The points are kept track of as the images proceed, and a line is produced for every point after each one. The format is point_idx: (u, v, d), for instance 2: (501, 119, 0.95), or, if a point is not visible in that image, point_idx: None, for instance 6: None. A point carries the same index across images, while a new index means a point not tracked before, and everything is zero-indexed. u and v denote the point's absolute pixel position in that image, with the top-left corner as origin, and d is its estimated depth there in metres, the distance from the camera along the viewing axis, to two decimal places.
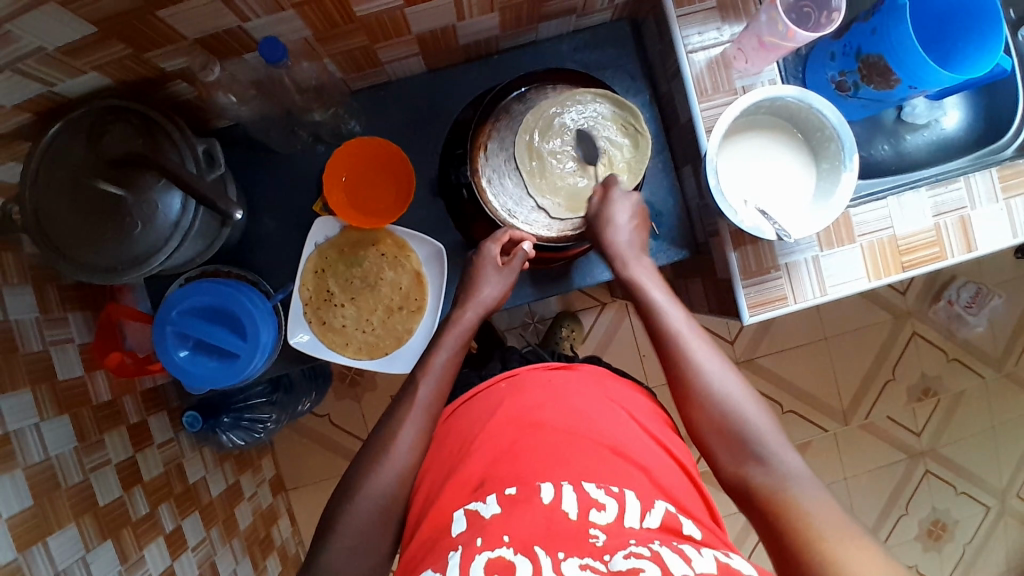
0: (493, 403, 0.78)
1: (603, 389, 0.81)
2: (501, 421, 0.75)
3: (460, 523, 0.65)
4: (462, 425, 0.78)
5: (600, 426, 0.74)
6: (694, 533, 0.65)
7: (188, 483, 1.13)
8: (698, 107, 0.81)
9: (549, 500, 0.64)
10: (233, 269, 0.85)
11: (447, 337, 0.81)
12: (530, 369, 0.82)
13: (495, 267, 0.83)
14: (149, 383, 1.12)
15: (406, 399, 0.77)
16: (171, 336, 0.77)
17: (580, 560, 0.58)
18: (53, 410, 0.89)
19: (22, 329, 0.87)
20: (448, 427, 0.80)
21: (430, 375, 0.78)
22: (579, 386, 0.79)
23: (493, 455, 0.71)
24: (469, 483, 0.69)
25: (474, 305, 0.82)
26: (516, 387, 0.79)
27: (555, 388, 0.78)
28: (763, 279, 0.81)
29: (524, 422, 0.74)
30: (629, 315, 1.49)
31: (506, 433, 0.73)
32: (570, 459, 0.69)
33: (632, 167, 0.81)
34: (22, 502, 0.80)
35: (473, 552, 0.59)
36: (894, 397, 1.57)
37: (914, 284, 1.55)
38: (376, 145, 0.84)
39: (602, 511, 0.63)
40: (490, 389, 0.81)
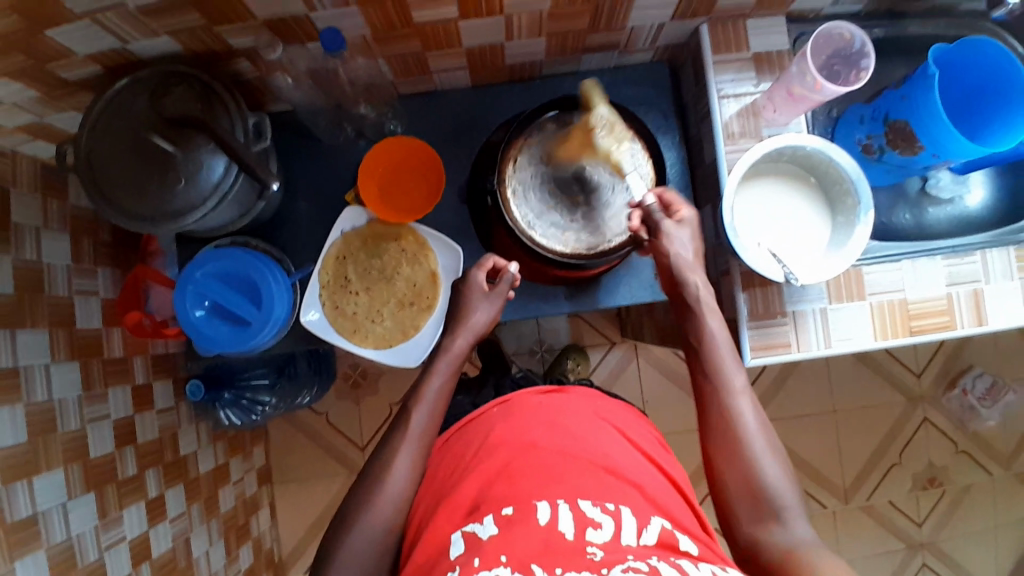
0: (487, 429, 0.78)
1: (595, 408, 0.81)
2: (497, 443, 0.75)
3: (458, 545, 0.64)
4: (460, 447, 0.78)
5: (595, 447, 0.74)
6: (691, 548, 0.64)
7: (179, 454, 1.14)
8: (724, 148, 0.84)
9: (546, 519, 0.64)
10: (260, 243, 0.88)
11: (439, 363, 0.82)
12: (524, 394, 0.82)
13: (482, 292, 0.85)
14: (161, 348, 1.14)
15: (400, 427, 0.78)
16: (189, 294, 0.80)
17: (578, 574, 0.57)
18: (65, 356, 0.93)
19: (51, 272, 0.92)
20: (448, 448, 0.80)
21: (424, 403, 0.79)
22: (575, 409, 0.80)
23: (485, 477, 0.71)
24: (463, 506, 0.69)
25: (466, 331, 0.84)
26: (509, 412, 0.79)
27: (548, 410, 0.79)
28: (768, 323, 0.82)
29: (520, 444, 0.74)
30: (637, 357, 1.49)
31: (499, 454, 0.73)
32: (568, 481, 0.68)
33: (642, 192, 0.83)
34: (16, 437, 0.83)
35: (470, 573, 0.59)
36: (898, 481, 1.52)
37: (929, 367, 1.53)
38: (413, 145, 0.87)
39: (598, 529, 0.63)
40: (484, 414, 0.81)
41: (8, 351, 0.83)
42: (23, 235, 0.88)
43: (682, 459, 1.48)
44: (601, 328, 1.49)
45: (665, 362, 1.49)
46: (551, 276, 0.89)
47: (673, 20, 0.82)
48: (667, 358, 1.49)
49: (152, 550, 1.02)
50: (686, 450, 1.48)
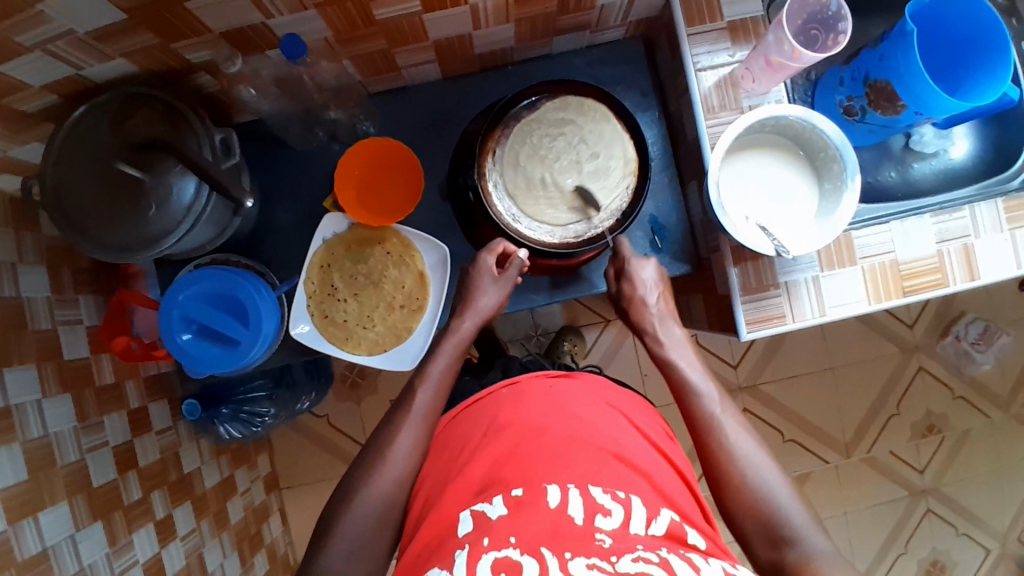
0: (494, 412, 0.77)
1: (601, 395, 0.80)
2: (505, 426, 0.73)
3: (467, 524, 0.64)
4: (464, 430, 0.77)
5: (604, 431, 0.73)
6: (699, 541, 0.64)
7: (183, 473, 1.14)
8: (705, 122, 0.82)
9: (556, 504, 0.63)
10: (240, 259, 0.86)
11: (445, 345, 0.83)
12: (532, 377, 0.81)
13: (491, 277, 0.84)
14: (153, 370, 1.13)
15: (406, 404, 0.78)
16: (176, 318, 0.78)
17: (587, 560, 0.56)
18: (56, 389, 0.91)
19: (32, 306, 0.90)
20: (453, 430, 0.79)
21: (429, 382, 0.80)
22: (583, 395, 0.79)
23: (492, 458, 0.70)
24: (470, 487, 0.68)
25: (472, 314, 0.84)
26: (516, 394, 0.78)
27: (556, 395, 0.78)
28: (761, 296, 0.81)
29: (529, 427, 0.73)
30: (633, 333, 1.49)
31: (506, 436, 0.72)
32: (576, 464, 0.68)
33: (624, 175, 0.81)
34: (16, 476, 0.82)
35: (479, 552, 0.58)
36: (898, 431, 1.54)
37: (922, 317, 1.54)
38: (386, 144, 0.85)
39: (607, 516, 0.63)
40: (491, 395, 0.79)
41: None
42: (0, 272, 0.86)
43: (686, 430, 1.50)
44: (594, 307, 1.48)
45: None
46: (541, 265, 0.89)
47: None
48: None
49: (166, 569, 1.02)
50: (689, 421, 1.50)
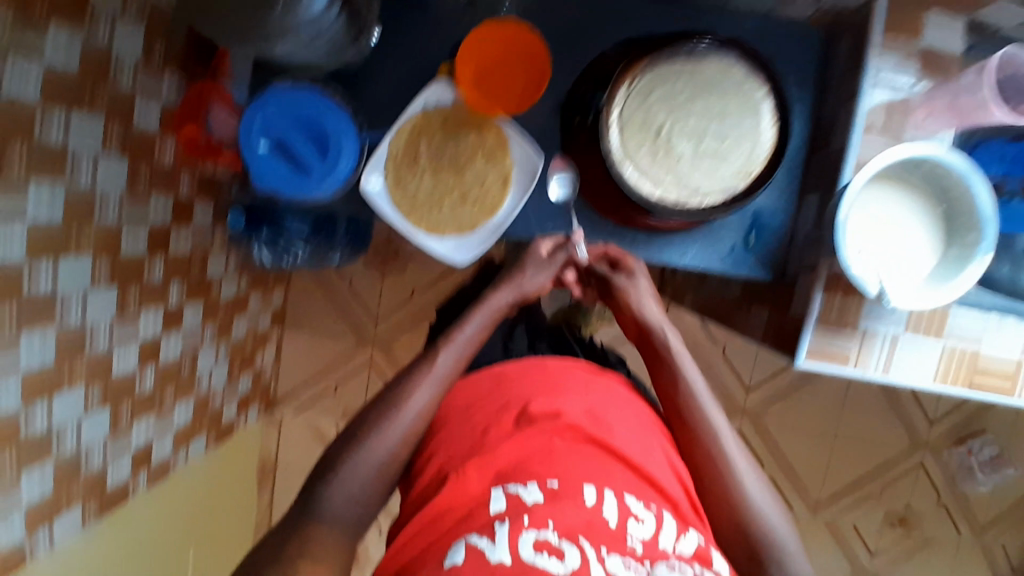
0: (525, 392, 0.76)
1: (637, 412, 0.79)
2: (542, 409, 0.73)
3: (500, 501, 0.63)
4: (493, 405, 0.76)
5: (637, 448, 0.72)
6: (722, 569, 0.63)
7: (205, 276, 1.15)
8: (859, 138, 0.77)
9: (592, 501, 0.63)
10: (338, 91, 0.80)
11: (477, 313, 0.79)
12: (563, 364, 0.82)
13: (541, 258, 0.83)
14: (208, 169, 1.12)
15: (425, 365, 0.74)
16: (257, 125, 0.76)
17: (624, 562, 0.58)
18: (116, 147, 0.89)
19: (119, 64, 0.87)
20: (479, 397, 0.78)
21: (454, 345, 0.76)
22: (615, 400, 0.78)
23: (526, 440, 0.69)
24: (501, 463, 0.67)
25: (512, 288, 0.81)
26: (556, 385, 0.77)
27: (597, 399, 0.77)
28: (837, 330, 0.77)
29: (563, 419, 0.72)
30: (664, 319, 1.45)
31: (543, 426, 0.71)
32: (608, 470, 0.67)
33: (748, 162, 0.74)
34: (51, 215, 0.81)
35: (519, 530, 0.58)
36: (870, 512, 1.53)
37: (945, 418, 1.49)
38: (525, 34, 0.79)
39: (639, 524, 0.62)
40: (522, 377, 0.79)
41: (60, 127, 0.80)
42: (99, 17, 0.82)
43: None
44: None
45: (689, 331, 1.44)
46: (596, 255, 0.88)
47: None
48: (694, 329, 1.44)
49: (161, 354, 1.06)
50: None
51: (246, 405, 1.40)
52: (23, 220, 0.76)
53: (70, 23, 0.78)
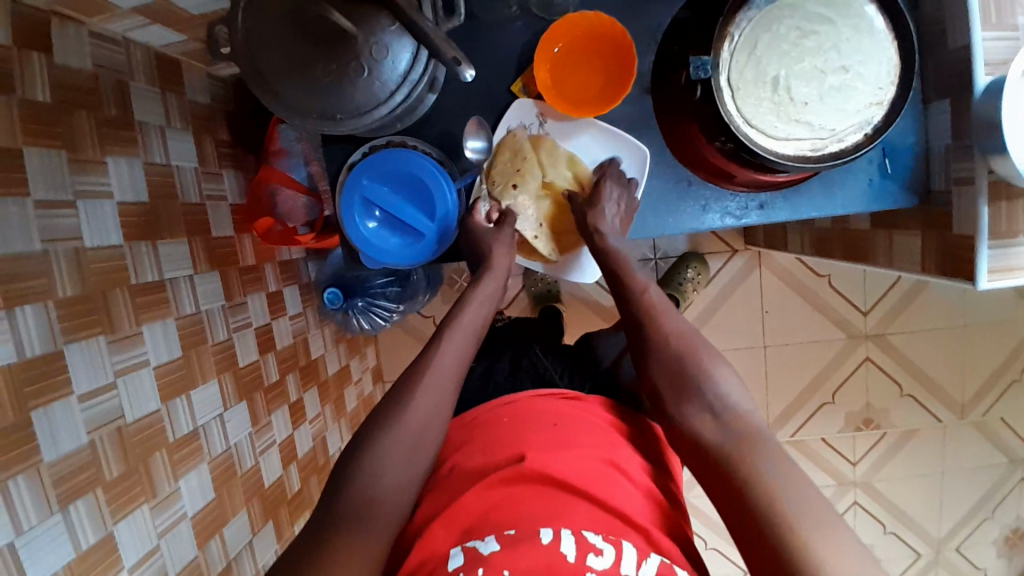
0: (490, 439, 0.70)
1: (604, 429, 0.72)
2: (507, 447, 0.67)
3: (457, 559, 0.58)
4: (470, 454, 0.69)
5: (606, 469, 0.66)
6: None
7: (311, 358, 1.14)
8: (981, 34, 0.68)
9: (548, 540, 0.57)
10: (420, 144, 0.77)
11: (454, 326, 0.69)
12: (529, 398, 0.75)
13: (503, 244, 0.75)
14: (286, 255, 1.10)
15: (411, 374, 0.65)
16: (357, 203, 0.73)
17: None
18: (206, 265, 0.88)
19: (181, 175, 0.85)
20: (453, 447, 0.73)
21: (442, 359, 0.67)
22: (585, 425, 0.71)
23: (490, 486, 0.63)
24: (465, 516, 0.62)
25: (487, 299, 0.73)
26: (519, 421, 0.71)
27: (566, 424, 0.71)
28: (1009, 243, 0.71)
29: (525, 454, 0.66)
30: (759, 266, 1.40)
31: (502, 470, 0.65)
32: (570, 508, 0.61)
33: (880, 86, 0.68)
34: (171, 352, 0.79)
35: None
36: (1017, 399, 1.46)
37: None
38: (599, 21, 0.73)
39: (601, 555, 0.57)
40: (493, 422, 0.73)
41: (152, 264, 0.77)
42: (150, 135, 0.80)
43: (796, 372, 1.44)
44: (722, 235, 1.39)
45: (788, 272, 1.40)
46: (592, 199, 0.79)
47: None
48: (790, 269, 1.40)
49: (297, 452, 1.06)
50: (803, 362, 1.44)
51: None
52: (149, 365, 0.75)
53: (125, 151, 0.75)
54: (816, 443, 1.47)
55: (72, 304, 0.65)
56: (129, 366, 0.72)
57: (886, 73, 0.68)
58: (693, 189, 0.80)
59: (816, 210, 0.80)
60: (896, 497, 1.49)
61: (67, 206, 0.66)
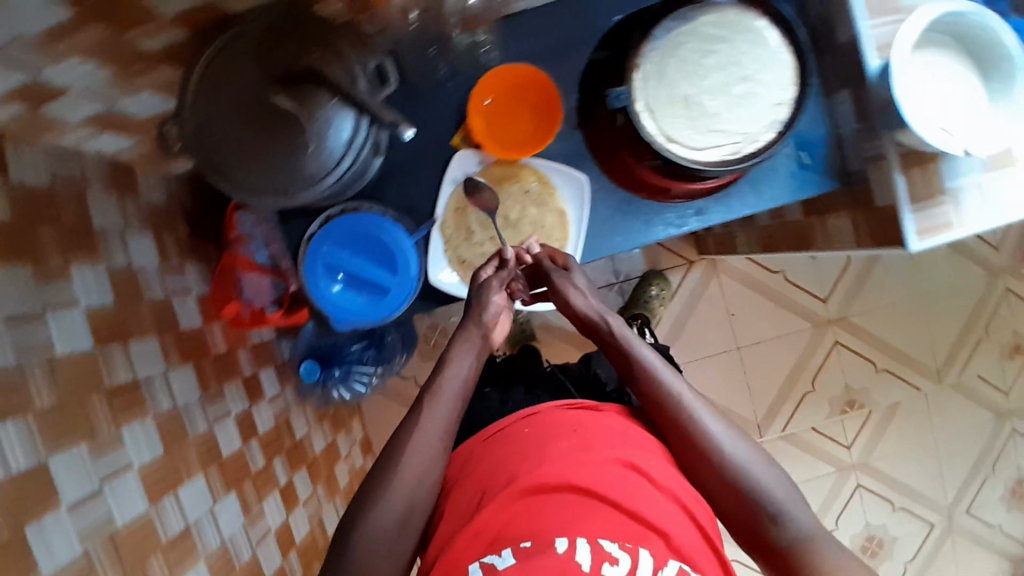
0: (508, 448, 0.70)
1: (631, 436, 0.72)
2: (529, 461, 0.67)
3: None
4: (489, 467, 0.70)
5: (627, 480, 0.65)
6: None
7: (296, 438, 1.13)
8: (866, 24, 0.76)
9: (565, 549, 0.60)
10: (373, 206, 0.82)
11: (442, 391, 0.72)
12: (553, 410, 0.75)
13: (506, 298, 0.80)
14: (259, 337, 1.11)
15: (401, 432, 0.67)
16: (321, 270, 0.76)
17: None
18: (178, 359, 0.88)
19: (144, 274, 0.87)
20: (474, 456, 0.74)
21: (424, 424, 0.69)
22: (605, 429, 0.71)
23: (509, 503, 0.64)
24: (485, 528, 0.63)
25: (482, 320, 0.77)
26: (539, 432, 0.71)
27: (586, 434, 0.70)
28: (928, 205, 0.77)
29: (547, 469, 0.66)
30: (717, 274, 1.46)
31: (523, 482, 0.65)
32: (589, 516, 0.62)
33: (782, 89, 0.75)
34: (153, 451, 0.78)
35: None
36: (986, 355, 1.52)
37: (1007, 239, 1.49)
38: (523, 73, 0.81)
39: (614, 566, 0.59)
40: (513, 432, 0.73)
41: (125, 365, 0.78)
42: (110, 241, 0.82)
43: (774, 368, 1.48)
44: (678, 249, 1.45)
45: (746, 273, 1.47)
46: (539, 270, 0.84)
47: None
48: (746, 269, 1.46)
49: (295, 536, 1.04)
50: (778, 357, 1.48)
51: None
52: (133, 467, 0.74)
53: (87, 259, 0.77)
54: (808, 435, 1.50)
55: (54, 415, 0.66)
56: (114, 470, 0.72)
57: (786, 76, 0.75)
58: (635, 207, 0.85)
59: (750, 208, 0.86)
60: (896, 473, 1.52)
61: (35, 318, 0.67)
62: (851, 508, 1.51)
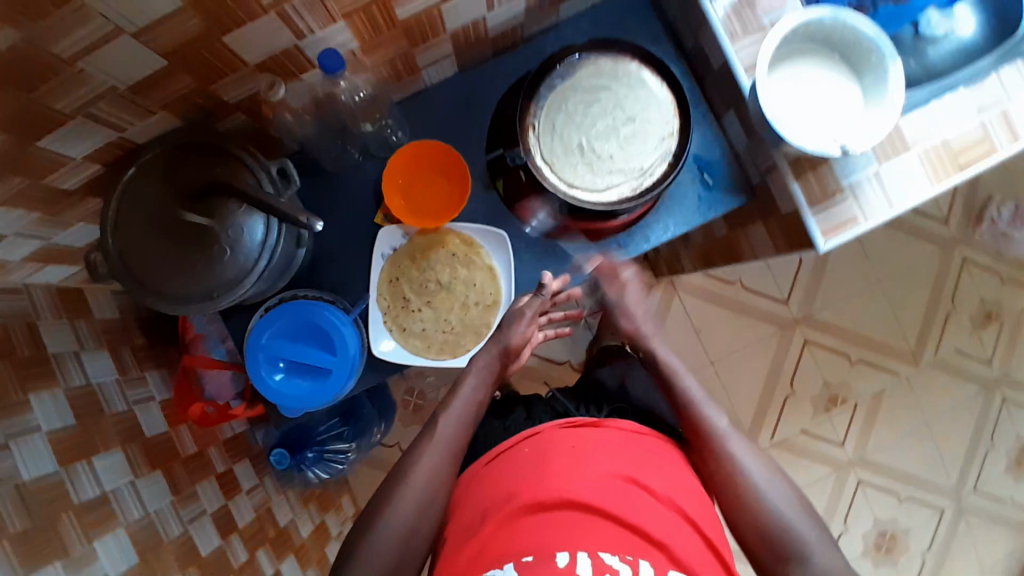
0: (508, 469, 0.71)
1: (631, 447, 0.73)
2: (532, 481, 0.67)
3: None
4: (488, 494, 0.70)
5: (628, 492, 0.66)
6: None
7: (279, 526, 1.14)
8: (731, 48, 0.80)
9: (566, 563, 0.60)
10: (309, 290, 0.84)
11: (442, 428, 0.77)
12: (555, 428, 0.74)
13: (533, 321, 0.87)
14: (230, 432, 1.13)
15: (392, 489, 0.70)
16: (262, 362, 0.78)
17: None
18: (146, 467, 0.90)
19: (104, 389, 0.89)
20: (473, 481, 0.74)
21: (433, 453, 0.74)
22: (604, 441, 0.72)
23: (511, 526, 0.64)
24: (486, 553, 0.63)
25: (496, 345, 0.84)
26: (539, 452, 0.71)
27: (584, 450, 0.71)
28: (829, 203, 0.80)
29: (552, 489, 0.66)
30: (677, 293, 1.49)
31: (525, 502, 0.65)
32: (590, 530, 0.62)
33: (667, 123, 0.79)
34: (128, 561, 0.80)
35: None
36: (959, 327, 1.52)
37: (954, 210, 1.51)
38: (428, 147, 0.84)
39: None
40: (513, 452, 0.73)
41: (92, 480, 0.80)
42: (66, 362, 0.84)
43: (751, 377, 1.49)
44: None
45: (705, 288, 1.49)
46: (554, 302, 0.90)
47: None
48: (704, 284, 1.49)
49: None
50: (752, 365, 1.49)
51: None
52: None
53: (47, 384, 0.80)
54: (800, 438, 1.49)
55: (18, 540, 0.68)
56: None
57: (668, 112, 0.79)
58: (559, 250, 0.90)
59: (665, 235, 0.90)
60: (895, 462, 1.51)
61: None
62: (858, 504, 1.50)
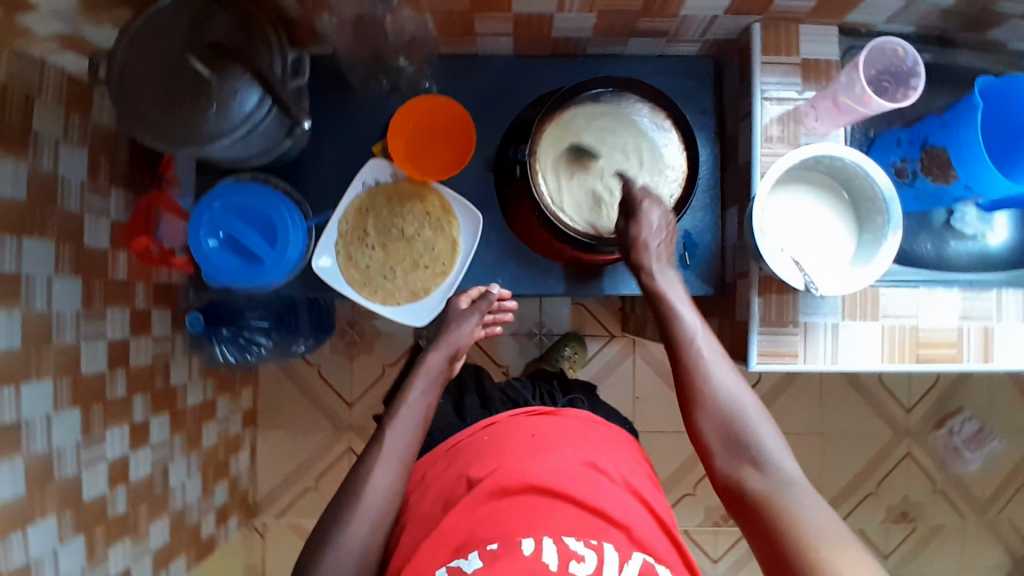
0: (467, 455, 0.75)
1: (581, 436, 0.77)
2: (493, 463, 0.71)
3: None
4: (447, 481, 0.74)
5: (584, 482, 0.69)
6: None
7: (169, 384, 1.16)
8: (759, 149, 0.81)
9: (531, 549, 0.60)
10: (281, 184, 0.86)
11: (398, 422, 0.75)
12: (509, 417, 0.79)
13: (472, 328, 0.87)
14: (165, 278, 1.14)
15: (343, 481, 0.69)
16: (205, 223, 0.80)
17: None
18: (70, 270, 0.92)
19: (65, 185, 0.91)
20: (436, 471, 0.77)
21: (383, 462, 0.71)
22: (555, 429, 0.76)
23: (471, 513, 0.66)
24: (447, 539, 0.64)
25: (445, 346, 0.83)
26: (498, 439, 0.75)
27: (540, 438, 0.74)
28: (779, 330, 0.81)
29: (516, 474, 0.69)
30: (633, 354, 1.49)
31: (484, 487, 0.68)
32: (549, 515, 0.64)
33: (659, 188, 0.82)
34: (11, 343, 0.81)
35: None
36: (872, 510, 1.52)
37: (921, 404, 1.50)
38: (448, 105, 0.85)
39: (581, 563, 0.59)
40: (472, 441, 0.77)
41: (12, 257, 0.82)
42: (42, 144, 0.87)
43: (661, 461, 1.50)
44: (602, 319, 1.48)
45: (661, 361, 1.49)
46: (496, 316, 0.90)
47: (727, 13, 0.78)
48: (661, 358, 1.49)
49: (130, 474, 1.05)
50: (669, 452, 1.49)
51: (227, 516, 1.37)
52: None
53: (12, 153, 0.82)
54: None
55: None
56: None
57: (665, 179, 0.82)
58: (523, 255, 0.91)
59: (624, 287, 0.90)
60: None
61: None
62: None
